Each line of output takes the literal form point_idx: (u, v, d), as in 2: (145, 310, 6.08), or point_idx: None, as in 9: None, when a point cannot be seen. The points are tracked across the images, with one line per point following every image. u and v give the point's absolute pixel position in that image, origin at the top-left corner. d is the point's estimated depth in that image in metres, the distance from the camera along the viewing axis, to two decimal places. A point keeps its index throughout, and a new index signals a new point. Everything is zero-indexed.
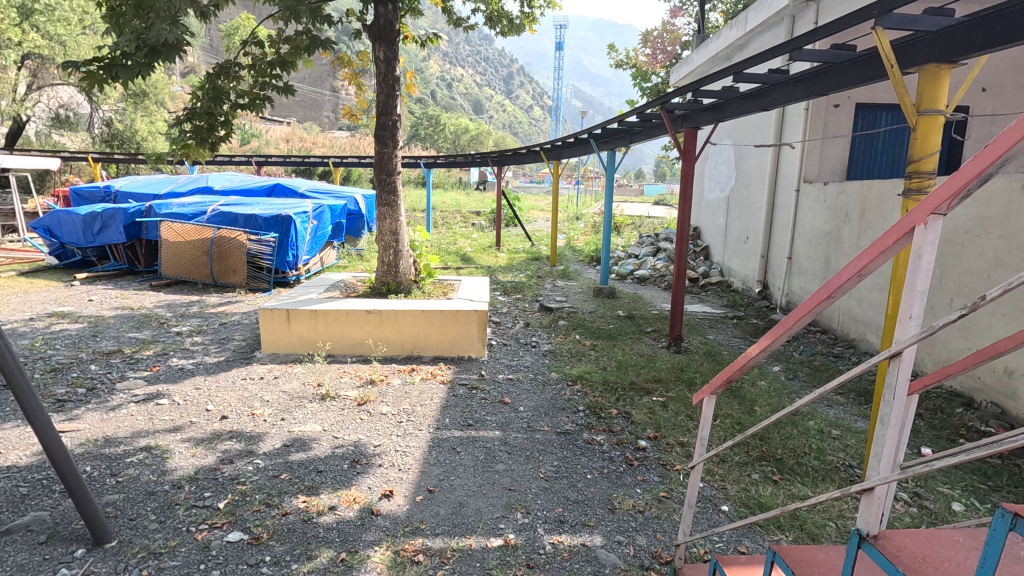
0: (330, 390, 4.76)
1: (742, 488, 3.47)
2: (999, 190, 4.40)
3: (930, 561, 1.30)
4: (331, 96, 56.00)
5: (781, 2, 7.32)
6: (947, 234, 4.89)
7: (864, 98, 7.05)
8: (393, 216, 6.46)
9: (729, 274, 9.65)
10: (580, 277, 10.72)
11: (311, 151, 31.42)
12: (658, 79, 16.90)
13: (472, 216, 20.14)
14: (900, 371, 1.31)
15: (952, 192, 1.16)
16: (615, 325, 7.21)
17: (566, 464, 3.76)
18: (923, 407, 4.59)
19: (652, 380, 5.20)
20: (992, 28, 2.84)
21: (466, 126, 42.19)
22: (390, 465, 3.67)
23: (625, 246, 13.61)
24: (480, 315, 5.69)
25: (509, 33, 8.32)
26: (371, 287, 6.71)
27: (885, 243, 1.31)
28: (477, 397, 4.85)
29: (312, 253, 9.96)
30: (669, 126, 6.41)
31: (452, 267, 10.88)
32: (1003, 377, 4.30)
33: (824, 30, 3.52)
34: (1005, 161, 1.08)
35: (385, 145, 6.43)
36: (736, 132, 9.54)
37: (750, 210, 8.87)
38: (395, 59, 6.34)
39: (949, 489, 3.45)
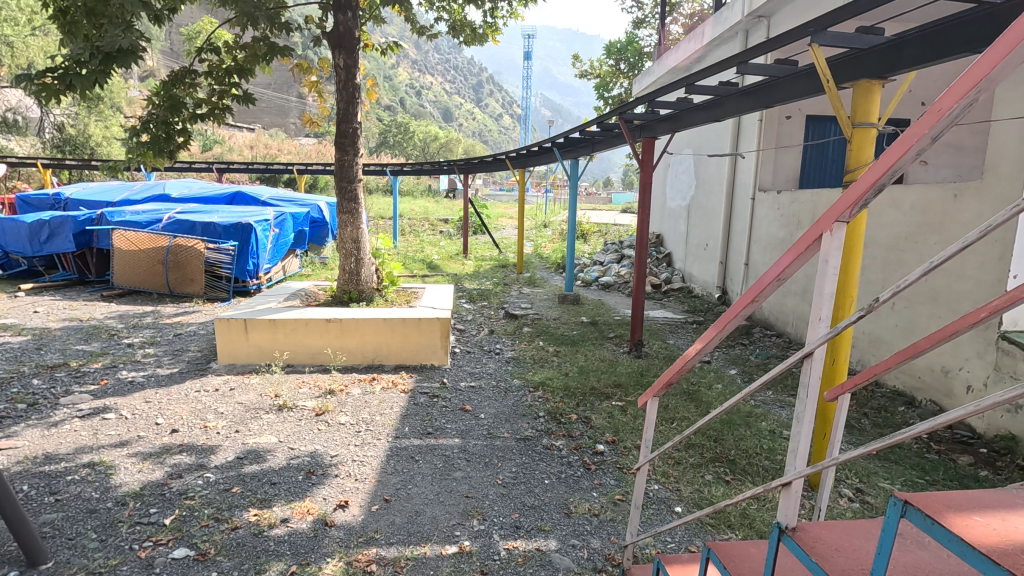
0: (288, 401, 4.68)
1: (695, 489, 3.56)
2: (934, 199, 4.63)
3: (843, 551, 1.37)
4: (297, 103, 55.06)
5: (735, 17, 7.61)
6: (889, 240, 5.11)
7: (814, 110, 7.34)
8: (354, 224, 6.41)
9: (691, 279, 9.86)
10: (546, 284, 10.80)
11: (278, 156, 30.90)
12: (620, 89, 17.39)
13: (440, 224, 20.14)
14: (813, 370, 1.37)
15: (852, 200, 1.23)
16: (577, 331, 7.29)
17: (524, 470, 3.79)
18: (868, 407, 4.80)
19: (612, 385, 5.28)
20: (918, 48, 3.01)
21: (435, 133, 42.23)
22: (347, 474, 3.64)
23: (591, 253, 13.78)
24: (443, 323, 5.69)
25: (473, 42, 8.38)
26: (332, 295, 6.64)
27: (800, 249, 1.39)
28: (438, 405, 4.84)
29: (274, 262, 9.78)
30: (627, 135, 6.51)
31: (419, 274, 10.84)
32: (941, 376, 4.49)
33: (765, 47, 3.67)
34: (895, 172, 1.16)
35: (345, 152, 6.38)
36: (695, 142, 9.79)
37: (709, 218, 9.09)
38: (356, 67, 6.32)
39: (889, 484, 3.60)
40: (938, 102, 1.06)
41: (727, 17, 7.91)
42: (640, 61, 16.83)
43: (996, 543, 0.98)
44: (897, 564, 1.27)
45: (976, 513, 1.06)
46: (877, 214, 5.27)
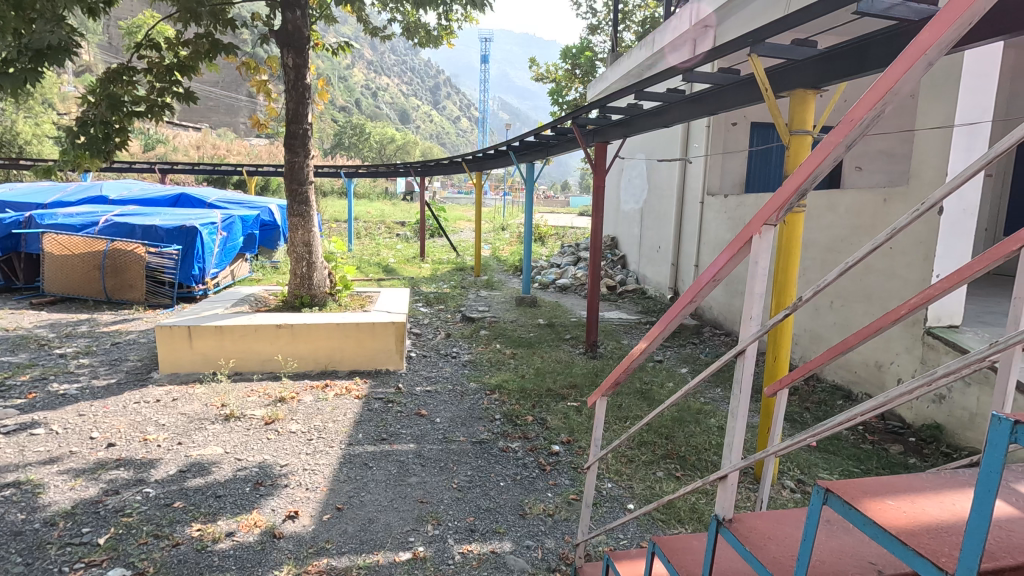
0: (235, 410, 4.51)
1: (647, 486, 3.64)
2: (866, 203, 4.89)
3: (775, 538, 1.43)
4: (246, 101, 53.29)
5: (683, 26, 7.84)
6: (827, 242, 5.37)
7: (758, 118, 7.64)
8: (305, 227, 6.25)
9: (645, 281, 10.08)
10: (504, 286, 10.83)
11: (227, 157, 29.79)
12: (575, 94, 17.64)
13: (396, 227, 19.89)
14: (745, 366, 1.45)
15: (778, 204, 1.30)
16: (534, 333, 7.34)
17: (480, 473, 3.79)
18: (809, 402, 5.02)
19: (568, 386, 5.35)
20: (849, 60, 3.18)
21: (391, 135, 41.70)
22: (298, 484, 3.54)
23: (548, 255, 13.91)
24: (398, 327, 5.63)
25: (427, 44, 8.35)
26: (283, 301, 6.46)
27: (733, 249, 1.46)
28: (393, 410, 4.78)
29: (222, 266, 9.43)
30: (581, 139, 6.61)
31: (374, 277, 10.66)
32: (875, 370, 4.75)
33: (709, 55, 3.79)
34: (814, 178, 1.23)
35: (295, 154, 6.23)
36: (647, 147, 10.01)
37: (661, 221, 9.32)
38: (305, 67, 6.18)
39: (828, 474, 3.78)
40: (852, 112, 1.13)
41: (677, 26, 8.14)
42: (594, 67, 17.13)
43: (905, 524, 1.05)
44: (824, 548, 1.34)
45: (890, 498, 1.14)
46: (816, 217, 5.52)
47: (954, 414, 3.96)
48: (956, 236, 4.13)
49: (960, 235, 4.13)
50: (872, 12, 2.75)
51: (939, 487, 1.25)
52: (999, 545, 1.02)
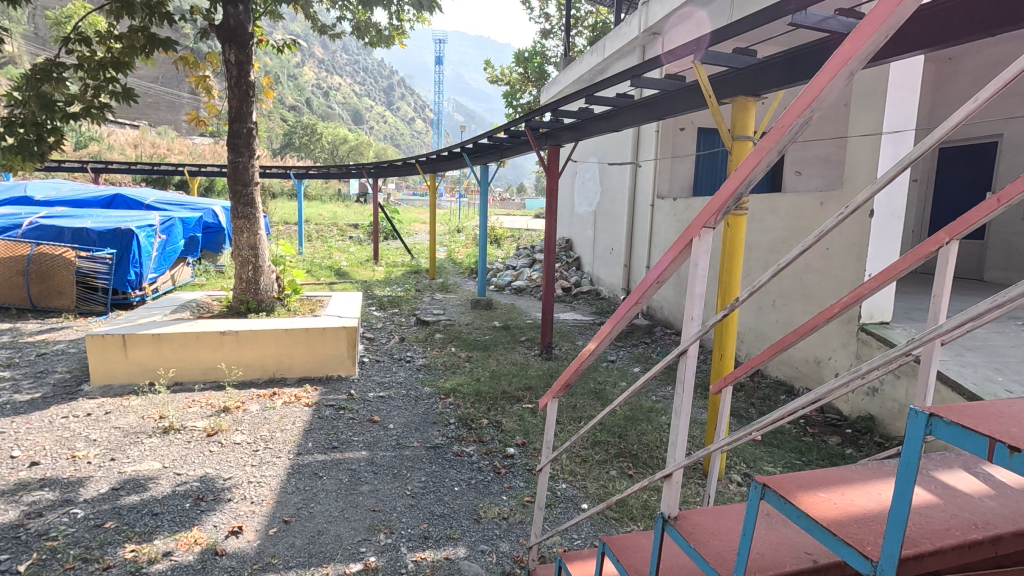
0: (175, 422, 4.29)
1: (601, 485, 3.69)
2: (804, 205, 5.11)
3: (718, 534, 1.47)
4: (189, 98, 51.03)
5: (633, 32, 8.02)
6: (769, 244, 5.59)
7: (704, 123, 7.89)
8: (251, 230, 6.03)
9: (599, 282, 10.23)
10: (460, 289, 10.77)
11: (167, 157, 28.41)
12: (529, 97, 17.81)
13: (349, 230, 19.49)
14: (688, 365, 1.48)
15: (716, 208, 1.34)
16: (489, 335, 7.32)
17: (434, 479, 3.74)
18: (754, 397, 5.22)
19: (523, 388, 5.36)
20: (785, 70, 3.32)
21: (344, 135, 40.84)
22: (242, 498, 3.39)
23: (504, 257, 13.93)
24: (350, 332, 5.49)
25: (378, 44, 8.22)
26: (227, 306, 6.20)
27: (676, 251, 1.49)
28: (344, 417, 4.66)
29: (161, 271, 8.97)
30: (534, 142, 6.63)
31: (326, 281, 10.40)
32: (814, 366, 4.97)
33: (654, 62, 3.86)
34: (750, 183, 1.27)
35: (239, 153, 6.01)
36: (600, 151, 10.17)
37: (614, 223, 9.48)
38: (248, 63, 5.97)
39: (773, 466, 3.93)
40: (782, 119, 1.17)
41: (626, 32, 8.32)
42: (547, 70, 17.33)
43: (835, 516, 1.09)
44: (763, 541, 1.38)
45: (822, 491, 1.19)
46: (759, 219, 5.74)
47: (885, 406, 4.19)
48: (884, 237, 4.38)
49: (888, 236, 4.38)
50: (805, 24, 2.88)
51: (866, 477, 1.31)
52: (920, 531, 1.08)
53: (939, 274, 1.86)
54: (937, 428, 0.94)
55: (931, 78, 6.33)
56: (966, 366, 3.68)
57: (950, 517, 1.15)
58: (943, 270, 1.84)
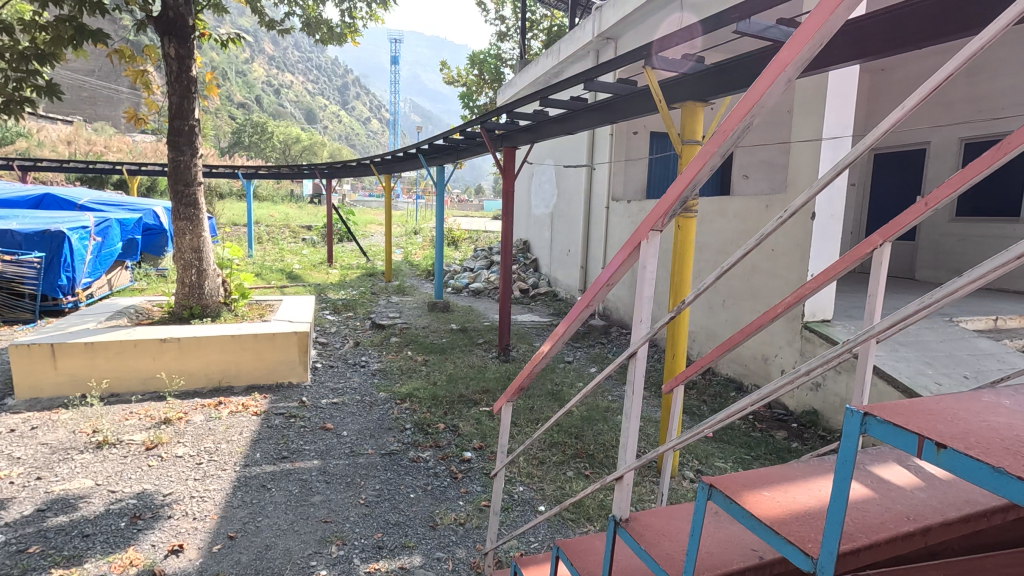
0: (109, 436, 4.04)
1: (557, 487, 3.69)
2: (751, 208, 5.28)
3: (667, 534, 1.48)
4: (128, 93, 48.53)
5: (587, 36, 8.12)
6: (719, 245, 5.75)
7: (657, 127, 8.06)
8: (193, 232, 5.76)
9: (556, 283, 10.30)
10: (416, 292, 10.63)
11: (104, 155, 26.92)
12: (485, 99, 17.81)
13: (302, 232, 18.96)
14: (637, 368, 1.49)
15: (663, 211, 1.35)
16: (447, 338, 7.25)
17: (389, 486, 3.66)
18: (706, 395, 5.36)
19: (481, 391, 5.32)
20: (731, 77, 3.41)
21: (296, 134, 39.75)
22: (183, 514, 3.22)
23: (462, 259, 13.85)
24: (301, 337, 5.32)
25: (329, 41, 8.01)
26: (169, 312, 5.90)
27: (624, 255, 1.50)
28: (295, 426, 4.51)
29: (96, 275, 8.47)
30: (489, 144, 6.60)
31: (276, 284, 10.07)
32: (762, 363, 5.14)
33: (606, 67, 3.89)
34: (695, 186, 1.28)
35: (180, 152, 5.73)
36: (556, 153, 10.25)
37: (570, 225, 9.57)
38: (190, 58, 5.71)
39: (723, 462, 4.03)
40: (725, 123, 1.18)
41: (580, 36, 8.42)
42: (503, 73, 17.38)
43: (778, 514, 1.11)
44: (711, 540, 1.40)
45: (765, 489, 1.22)
46: (709, 221, 5.90)
47: (828, 400, 4.37)
48: (825, 239, 4.57)
49: (828, 237, 4.58)
50: (750, 32, 2.96)
51: (808, 474, 1.35)
52: (857, 526, 1.11)
53: (874, 274, 1.94)
54: (871, 427, 0.96)
55: (866, 87, 6.67)
56: (900, 360, 3.88)
57: (884, 510, 1.19)
58: (877, 270, 1.92)
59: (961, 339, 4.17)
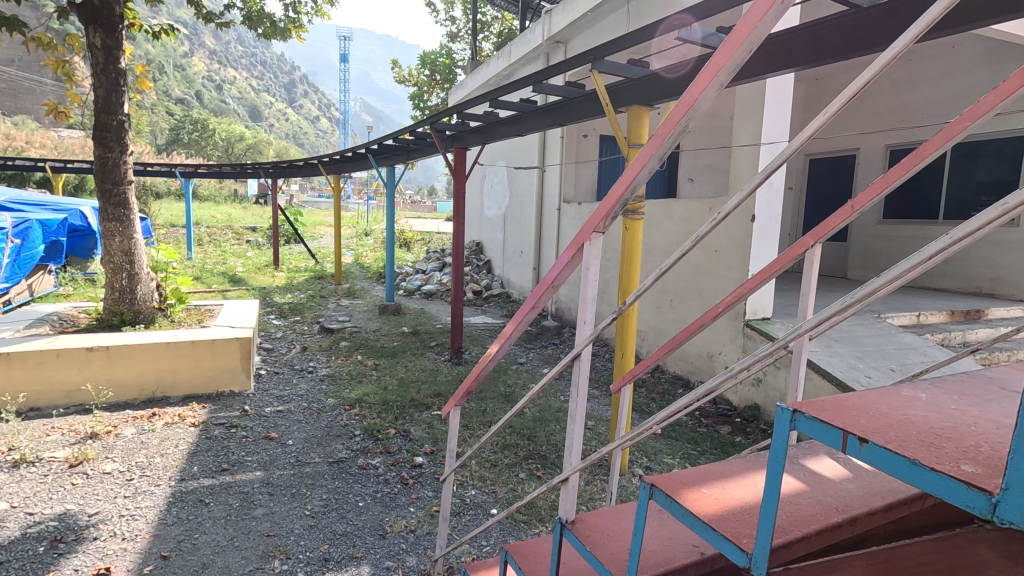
0: (28, 454, 3.75)
1: (509, 489, 3.68)
2: (696, 210, 5.43)
3: (612, 534, 1.49)
4: (52, 85, 45.39)
5: (537, 39, 8.18)
6: (665, 246, 5.90)
7: (606, 130, 8.20)
8: (123, 234, 5.43)
9: (509, 285, 10.32)
10: (367, 294, 10.40)
11: (25, 151, 25.04)
12: (436, 100, 17.66)
13: (246, 233, 18.22)
14: (581, 370, 1.50)
15: (604, 212, 1.36)
16: (398, 342, 7.13)
17: (336, 495, 3.55)
18: (655, 392, 5.48)
19: (432, 394, 5.25)
20: (674, 82, 3.49)
21: (240, 132, 38.25)
22: (110, 535, 3.02)
23: (414, 261, 13.67)
24: (242, 343, 5.10)
25: (273, 36, 7.72)
26: (97, 319, 5.53)
27: (567, 256, 1.50)
28: (237, 436, 4.31)
29: (14, 281, 7.85)
30: (440, 144, 6.53)
31: (217, 288, 9.62)
32: (707, 360, 5.30)
33: (554, 70, 3.90)
34: (634, 189, 1.31)
35: (107, 149, 5.39)
36: (508, 155, 10.27)
37: (523, 226, 9.61)
38: (118, 50, 5.39)
39: (671, 458, 4.13)
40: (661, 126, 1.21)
41: (530, 39, 8.47)
42: (455, 74, 17.30)
43: (716, 511, 1.14)
44: (654, 537, 1.42)
45: (704, 486, 1.24)
46: (656, 222, 6.05)
47: (768, 395, 4.55)
48: (764, 240, 4.76)
49: (768, 238, 4.77)
50: (691, 39, 3.05)
51: (745, 470, 1.39)
52: (789, 519, 1.15)
53: (807, 272, 2.02)
54: (799, 423, 1.02)
55: (801, 96, 7.01)
56: (834, 355, 4.08)
57: (814, 502, 1.24)
58: (809, 268, 2.00)
59: (887, 334, 4.43)
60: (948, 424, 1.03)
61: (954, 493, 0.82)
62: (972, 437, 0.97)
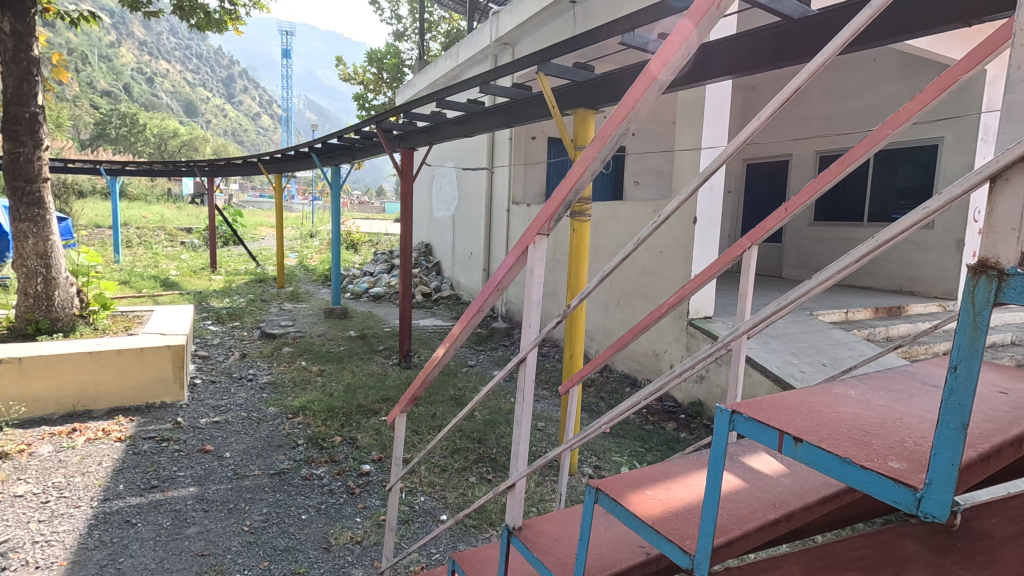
0: None
1: (459, 494, 3.63)
2: (641, 211, 5.55)
3: (559, 538, 1.48)
4: None
5: (484, 41, 8.19)
6: (613, 247, 6.00)
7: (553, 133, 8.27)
8: (38, 235, 5.01)
9: (459, 287, 10.24)
10: (312, 298, 10.07)
11: None
12: (383, 99, 17.33)
13: (180, 235, 17.28)
14: (527, 374, 1.49)
15: (548, 214, 1.35)
16: (344, 346, 6.92)
17: (277, 509, 3.39)
18: (603, 391, 5.56)
19: (380, 400, 5.12)
20: (619, 85, 3.53)
21: (174, 128, 36.28)
22: (22, 564, 2.77)
23: (362, 263, 13.36)
24: (174, 351, 4.81)
25: (207, 28, 7.35)
26: (8, 328, 5.08)
27: (511, 259, 1.48)
28: (168, 450, 4.05)
29: None
30: (386, 144, 6.39)
31: (148, 293, 9.06)
32: (653, 359, 5.42)
33: (500, 71, 3.88)
34: (577, 191, 1.31)
35: (19, 143, 4.97)
36: (456, 156, 10.19)
37: (472, 227, 9.55)
38: (31, 36, 4.98)
39: (619, 456, 4.20)
40: (602, 128, 1.21)
41: (478, 40, 8.44)
42: (402, 74, 17.04)
43: (659, 512, 1.15)
44: (600, 540, 1.42)
45: (648, 488, 1.25)
46: (603, 224, 6.14)
47: (711, 391, 4.70)
48: (706, 241, 4.91)
49: (709, 239, 4.92)
50: (635, 44, 3.13)
51: (688, 470, 1.41)
52: (730, 517, 1.18)
53: (745, 273, 2.08)
54: (738, 424, 1.03)
55: (739, 103, 7.30)
56: (771, 352, 4.26)
57: (753, 499, 1.27)
58: (746, 270, 2.07)
59: (820, 331, 4.67)
60: (875, 420, 1.08)
61: (883, 490, 0.86)
62: (898, 433, 1.02)
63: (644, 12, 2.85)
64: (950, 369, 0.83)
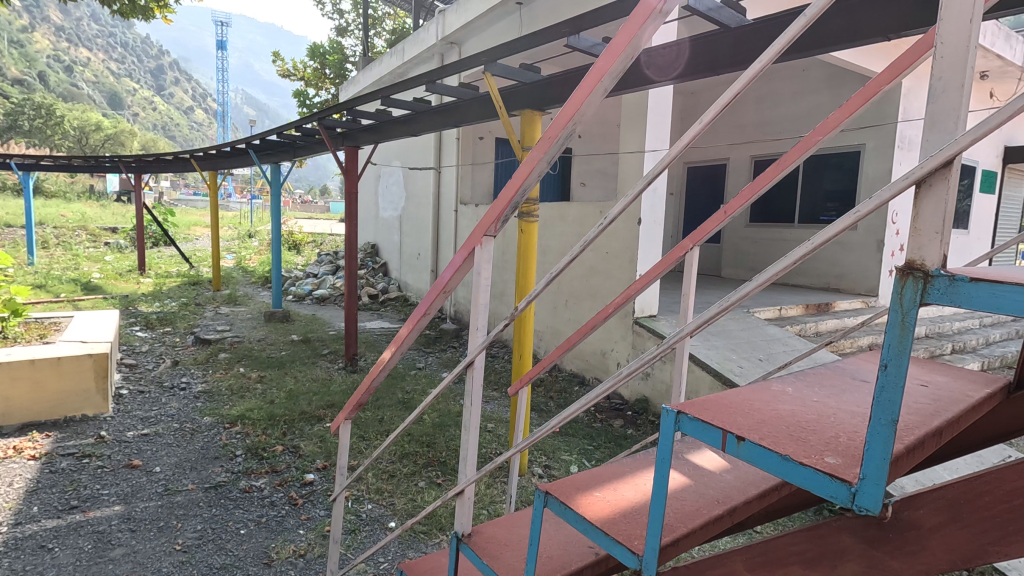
0: None
1: (408, 499, 3.55)
2: (588, 212, 5.62)
3: (508, 544, 1.47)
4: None
5: (431, 39, 8.09)
6: (560, 247, 6.05)
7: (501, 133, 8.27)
8: None
9: (406, 288, 10.07)
10: (251, 301, 9.64)
11: None
12: (326, 95, 16.82)
13: (104, 235, 16.16)
14: (475, 378, 1.46)
15: (495, 215, 1.34)
16: (286, 351, 6.66)
17: (213, 525, 3.21)
18: (552, 391, 5.60)
19: (325, 406, 4.96)
20: (565, 87, 3.56)
21: (96, 121, 33.87)
22: None
23: (305, 265, 12.93)
24: (96, 360, 4.48)
25: (133, 15, 6.90)
26: None
27: (457, 261, 1.46)
28: (90, 467, 3.76)
29: None
30: (329, 142, 6.20)
31: (67, 297, 8.40)
32: (600, 357, 5.51)
33: (447, 70, 3.84)
34: (523, 193, 1.30)
35: None
36: (403, 155, 10.02)
37: (419, 228, 9.41)
38: None
39: (569, 454, 4.24)
40: (549, 128, 1.20)
41: (424, 38, 8.33)
42: (346, 70, 16.59)
43: (608, 514, 1.15)
44: (550, 542, 1.42)
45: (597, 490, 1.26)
46: (550, 224, 6.19)
47: (656, 388, 4.82)
48: (650, 241, 5.04)
49: (653, 240, 5.05)
50: (580, 47, 3.14)
51: (635, 470, 1.43)
52: (676, 515, 1.20)
53: (687, 275, 2.14)
54: (684, 424, 1.06)
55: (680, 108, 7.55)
56: (712, 348, 4.41)
57: (698, 496, 1.30)
58: (688, 272, 2.12)
59: (756, 327, 4.88)
60: (810, 417, 1.12)
61: (820, 485, 0.89)
62: (832, 429, 1.06)
63: (590, 15, 2.89)
64: (881, 366, 0.87)
